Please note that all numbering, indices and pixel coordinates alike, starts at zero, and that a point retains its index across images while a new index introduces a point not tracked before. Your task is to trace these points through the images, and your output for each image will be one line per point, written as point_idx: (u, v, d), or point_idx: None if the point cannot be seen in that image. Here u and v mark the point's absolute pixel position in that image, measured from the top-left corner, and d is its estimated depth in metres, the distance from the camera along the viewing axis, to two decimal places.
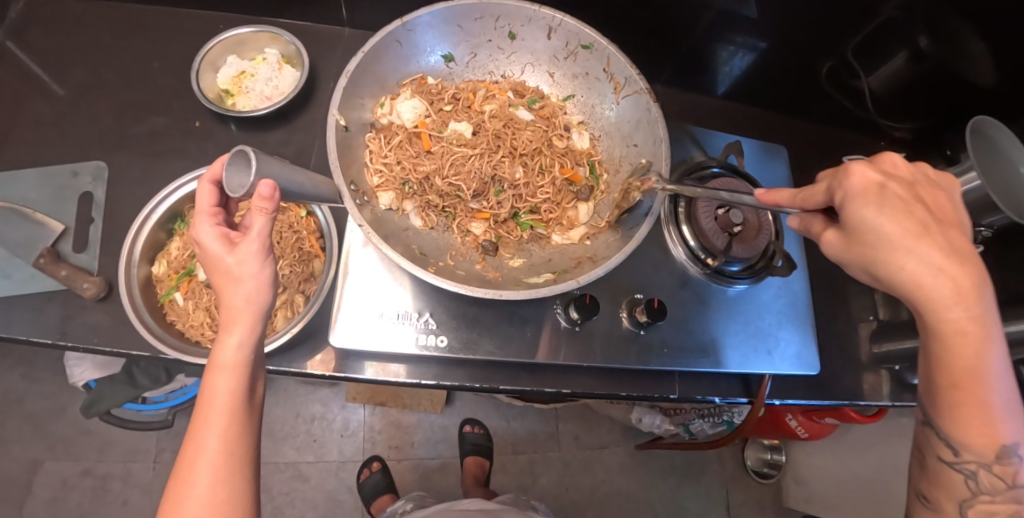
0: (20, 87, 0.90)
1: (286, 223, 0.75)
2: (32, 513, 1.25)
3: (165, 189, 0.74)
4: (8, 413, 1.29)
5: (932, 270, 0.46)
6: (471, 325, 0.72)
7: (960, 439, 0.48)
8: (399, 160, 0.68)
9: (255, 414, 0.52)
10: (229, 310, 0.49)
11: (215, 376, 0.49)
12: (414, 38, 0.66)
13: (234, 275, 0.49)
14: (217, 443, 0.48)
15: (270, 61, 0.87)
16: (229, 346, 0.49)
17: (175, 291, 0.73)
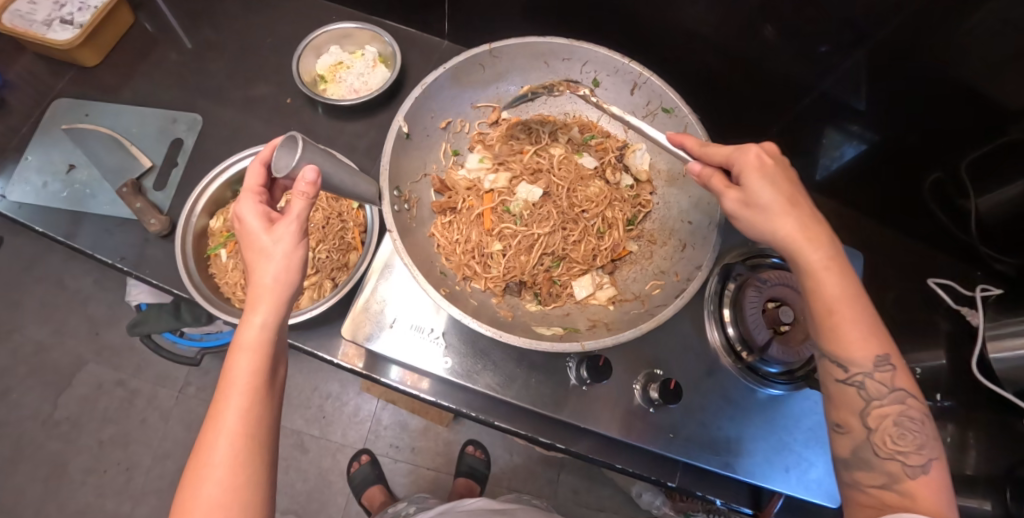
0: (154, 35, 1.00)
1: (337, 211, 0.78)
2: (66, 405, 1.37)
3: (239, 154, 0.79)
4: (72, 310, 1.42)
5: (773, 213, 0.53)
6: (479, 355, 0.71)
7: (846, 354, 0.53)
8: (465, 237, 0.63)
9: (276, 398, 0.54)
10: (256, 287, 0.51)
11: (238, 355, 0.51)
12: (499, 64, 0.67)
13: (266, 253, 0.51)
14: (237, 419, 0.50)
15: (367, 58, 0.92)
16: (254, 325, 0.51)
17: (221, 247, 0.78)
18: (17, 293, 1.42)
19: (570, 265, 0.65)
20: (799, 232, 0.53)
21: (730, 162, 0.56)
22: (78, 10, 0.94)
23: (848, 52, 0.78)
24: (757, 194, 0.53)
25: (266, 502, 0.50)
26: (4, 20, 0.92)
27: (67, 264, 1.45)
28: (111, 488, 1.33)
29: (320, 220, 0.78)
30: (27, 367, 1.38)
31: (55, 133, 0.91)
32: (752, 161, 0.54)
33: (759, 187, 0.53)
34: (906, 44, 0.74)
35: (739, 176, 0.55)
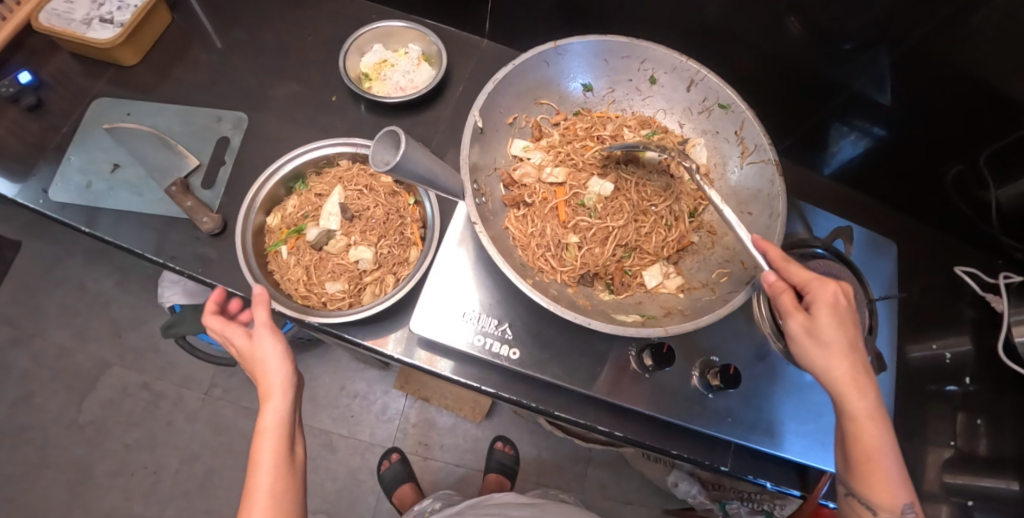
0: (190, 34, 1.00)
1: (394, 208, 0.81)
2: (90, 408, 1.36)
3: (295, 151, 0.80)
4: (95, 313, 1.42)
5: (834, 355, 0.56)
6: (544, 346, 0.73)
7: (877, 501, 0.57)
8: (540, 231, 0.65)
9: (296, 469, 0.62)
10: (266, 385, 0.62)
11: (261, 440, 0.60)
12: (561, 62, 0.69)
13: (261, 357, 0.62)
14: (268, 483, 0.58)
15: (411, 56, 0.92)
16: (270, 412, 0.61)
17: (282, 244, 0.78)
18: (38, 296, 1.42)
19: (640, 256, 0.67)
20: (854, 375, 0.56)
21: (807, 288, 0.57)
22: (118, 8, 0.93)
23: (876, 49, 0.80)
24: (825, 331, 0.55)
25: None
26: (43, 20, 0.92)
27: (88, 267, 1.45)
28: (138, 491, 1.32)
29: (378, 217, 0.81)
30: (50, 371, 1.38)
31: (97, 133, 0.91)
32: (822, 300, 0.56)
33: (827, 322, 0.55)
34: (938, 45, 0.76)
35: (810, 303, 0.57)
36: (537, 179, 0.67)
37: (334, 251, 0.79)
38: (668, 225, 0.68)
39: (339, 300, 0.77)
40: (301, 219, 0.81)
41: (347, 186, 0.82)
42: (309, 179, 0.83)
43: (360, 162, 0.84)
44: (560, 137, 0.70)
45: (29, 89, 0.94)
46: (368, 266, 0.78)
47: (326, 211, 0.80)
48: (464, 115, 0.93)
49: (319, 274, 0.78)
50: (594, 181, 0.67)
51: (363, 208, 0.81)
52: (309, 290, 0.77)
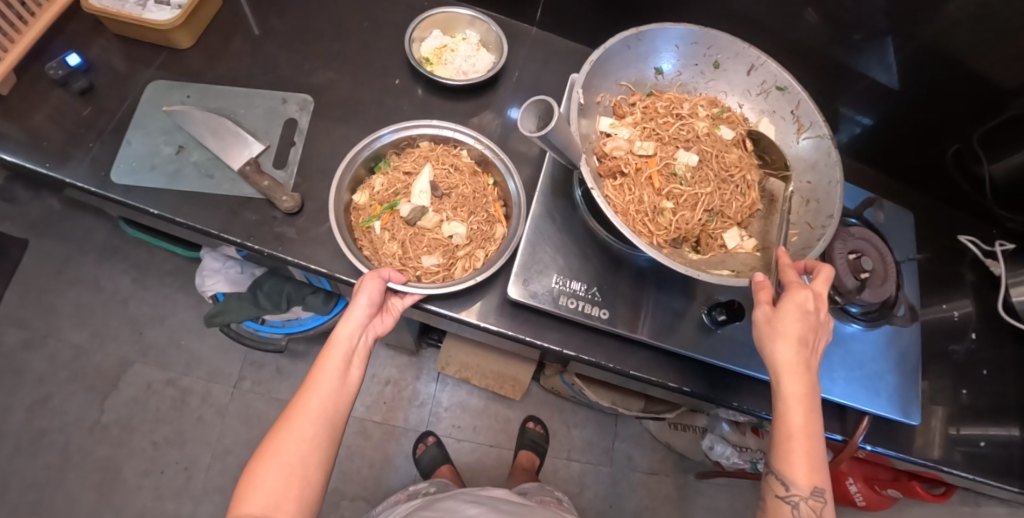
0: (239, 17, 0.99)
1: (476, 188, 0.87)
2: (114, 407, 1.36)
3: (377, 134, 0.83)
4: (113, 311, 1.41)
5: (785, 341, 0.60)
6: (628, 306, 0.78)
7: (790, 477, 0.59)
8: (637, 198, 0.70)
9: (348, 389, 0.67)
10: (354, 306, 0.69)
11: (332, 345, 0.67)
12: (641, 47, 0.75)
13: (357, 291, 0.69)
14: (326, 385, 0.64)
15: (471, 42, 0.96)
16: (346, 327, 0.68)
17: (376, 220, 0.82)
18: (53, 295, 1.41)
19: (723, 220, 0.73)
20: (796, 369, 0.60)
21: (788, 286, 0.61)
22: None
23: (881, 38, 0.90)
24: (782, 320, 0.60)
25: (322, 462, 0.63)
26: (93, 2, 0.91)
27: (102, 265, 1.44)
28: (169, 488, 1.31)
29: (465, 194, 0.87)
30: (68, 372, 1.37)
31: (155, 116, 0.90)
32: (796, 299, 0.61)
33: (789, 316, 0.59)
34: (940, 38, 0.87)
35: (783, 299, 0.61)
36: (628, 151, 0.72)
37: (428, 226, 0.83)
38: (743, 192, 0.74)
39: (434, 274, 0.82)
40: (392, 196, 0.85)
41: (434, 165, 0.87)
42: (391, 159, 0.87)
43: (442, 144, 0.89)
44: (642, 114, 0.76)
45: (80, 73, 0.92)
46: (461, 240, 0.83)
47: (416, 188, 0.84)
48: (522, 97, 0.97)
49: (415, 249, 0.82)
50: (681, 152, 0.73)
51: (451, 186, 0.87)
52: (405, 264, 0.81)
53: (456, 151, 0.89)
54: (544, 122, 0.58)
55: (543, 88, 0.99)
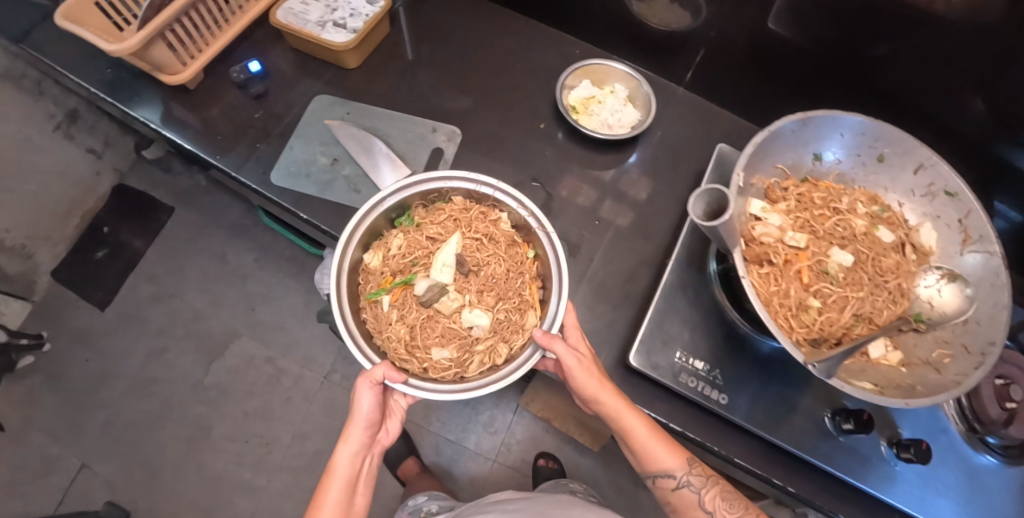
0: (402, 42, 1.05)
1: (514, 263, 0.83)
2: (217, 371, 1.51)
3: (400, 186, 0.79)
4: (233, 284, 1.58)
5: (583, 375, 0.73)
6: (748, 394, 0.76)
7: (665, 467, 0.75)
8: (783, 291, 0.68)
9: (352, 511, 0.78)
10: (348, 435, 0.78)
11: (333, 474, 0.77)
12: (805, 133, 0.73)
13: (355, 405, 0.76)
14: (328, 512, 0.75)
15: (619, 96, 0.96)
16: (344, 453, 0.78)
17: (386, 293, 0.79)
18: (185, 261, 1.60)
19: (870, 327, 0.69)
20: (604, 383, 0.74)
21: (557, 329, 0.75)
22: (350, 15, 0.99)
23: None
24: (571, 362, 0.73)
25: None
26: (280, 17, 0.99)
27: (229, 240, 1.62)
28: (250, 457, 1.44)
29: (495, 273, 0.83)
30: (184, 331, 1.54)
31: (317, 127, 0.98)
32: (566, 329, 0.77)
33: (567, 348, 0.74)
34: None
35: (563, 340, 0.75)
36: (778, 240, 0.70)
37: (445, 311, 0.79)
38: (894, 299, 0.70)
39: (445, 367, 0.78)
40: (410, 265, 0.82)
41: (464, 232, 0.83)
42: (415, 214, 0.84)
43: (478, 206, 0.84)
44: (796, 202, 0.73)
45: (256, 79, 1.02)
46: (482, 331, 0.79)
47: (438, 263, 0.80)
48: (664, 153, 0.95)
49: (424, 337, 0.79)
50: (837, 250, 0.70)
51: (479, 262, 0.82)
52: (412, 353, 0.78)
53: (493, 217, 0.84)
54: (713, 210, 0.58)
55: (689, 153, 0.96)
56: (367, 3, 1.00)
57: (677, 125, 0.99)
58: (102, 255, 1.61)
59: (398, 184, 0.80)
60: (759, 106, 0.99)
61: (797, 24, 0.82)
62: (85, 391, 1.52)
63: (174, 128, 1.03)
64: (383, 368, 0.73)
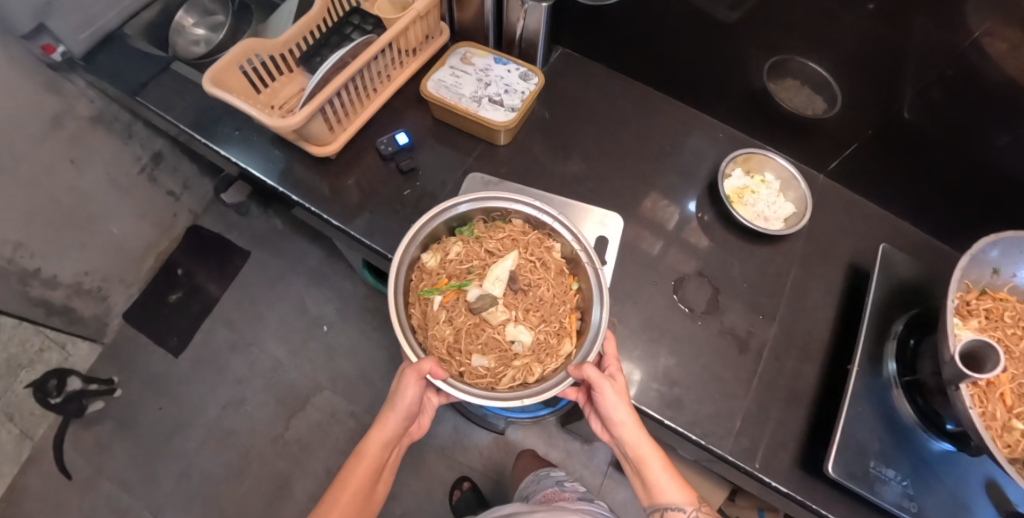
0: (544, 120, 1.06)
1: (559, 292, 0.86)
2: (298, 425, 1.47)
3: (461, 197, 0.83)
4: (313, 335, 1.55)
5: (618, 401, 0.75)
6: (932, 500, 0.79)
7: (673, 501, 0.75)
8: (993, 413, 0.71)
9: (369, 502, 0.80)
10: (380, 425, 0.80)
11: (358, 459, 0.80)
12: (996, 254, 0.77)
13: (398, 398, 0.78)
14: (348, 496, 0.78)
15: (771, 186, 0.97)
16: (374, 441, 0.80)
17: (440, 294, 0.83)
18: (264, 308, 1.57)
19: None
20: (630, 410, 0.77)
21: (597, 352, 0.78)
22: (506, 91, 0.95)
23: None
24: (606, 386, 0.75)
25: None
26: (431, 89, 0.95)
27: (310, 288, 1.60)
28: None
29: (542, 296, 0.85)
30: (264, 382, 1.51)
31: None
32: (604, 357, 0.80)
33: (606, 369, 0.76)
34: None
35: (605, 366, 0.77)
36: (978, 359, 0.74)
37: (492, 322, 0.82)
38: None
39: (480, 376, 0.80)
40: (464, 272, 0.85)
41: (521, 252, 0.87)
42: (475, 226, 0.89)
43: (537, 230, 0.87)
44: (987, 320, 0.77)
45: (406, 153, 0.98)
46: (521, 349, 0.81)
47: (491, 275, 0.83)
48: (814, 246, 0.97)
49: (468, 343, 0.81)
50: None
51: (530, 284, 0.85)
52: (453, 356, 0.81)
53: (547, 244, 0.87)
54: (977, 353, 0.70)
55: (838, 244, 0.99)
56: (521, 80, 0.96)
57: (822, 216, 1.01)
58: (176, 298, 1.59)
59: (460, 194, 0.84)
60: (906, 194, 1.00)
61: (922, 110, 0.85)
62: (157, 441, 1.47)
63: (307, 196, 0.98)
64: (428, 365, 0.74)
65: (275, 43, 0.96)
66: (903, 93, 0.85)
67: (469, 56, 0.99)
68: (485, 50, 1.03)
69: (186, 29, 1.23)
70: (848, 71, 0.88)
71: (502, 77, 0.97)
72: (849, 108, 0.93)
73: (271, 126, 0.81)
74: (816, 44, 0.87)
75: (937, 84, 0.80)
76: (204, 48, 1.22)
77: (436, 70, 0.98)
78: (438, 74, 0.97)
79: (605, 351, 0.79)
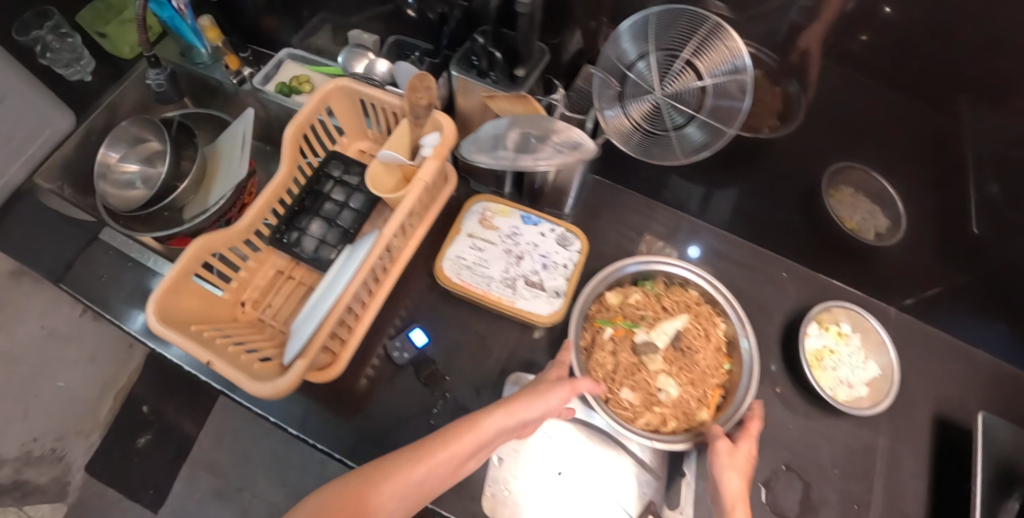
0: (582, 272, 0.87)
1: (709, 363, 0.75)
2: None
3: (637, 256, 0.77)
4: (314, 470, 1.37)
5: (737, 472, 0.63)
6: None
7: None
8: None
9: (450, 484, 0.53)
10: (520, 400, 0.59)
11: (477, 425, 0.54)
12: None
13: (542, 394, 0.61)
14: (439, 461, 0.50)
15: (852, 342, 0.84)
16: (498, 419, 0.56)
17: (611, 327, 0.75)
18: (253, 441, 1.38)
19: None
20: (739, 454, 0.65)
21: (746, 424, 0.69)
22: (543, 266, 0.77)
23: None
24: (737, 455, 0.65)
25: None
26: (449, 271, 0.77)
27: None
28: None
29: (700, 366, 0.75)
30: None
31: None
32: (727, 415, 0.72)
33: (746, 439, 0.67)
34: None
35: (739, 438, 0.67)
36: None
37: (648, 367, 0.73)
38: None
39: (620, 407, 0.72)
40: (638, 316, 0.77)
41: (691, 318, 0.77)
42: (658, 284, 0.79)
43: (710, 304, 0.79)
44: None
45: (425, 356, 0.77)
46: (664, 398, 0.72)
47: (662, 326, 0.75)
48: (904, 404, 0.85)
49: (623, 376, 0.73)
50: None
51: (693, 350, 0.75)
52: (604, 381, 0.72)
53: (714, 321, 0.78)
54: None
55: (921, 392, 0.85)
56: (558, 246, 0.79)
57: (909, 362, 0.88)
58: (145, 443, 1.32)
59: (641, 254, 0.78)
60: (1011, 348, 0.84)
61: (994, 225, 0.66)
62: None
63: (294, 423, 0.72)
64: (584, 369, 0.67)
65: (235, 231, 0.75)
66: (967, 194, 0.65)
67: (491, 217, 0.80)
68: (507, 200, 0.84)
69: (120, 167, 0.98)
70: (904, 173, 0.68)
71: (535, 244, 0.79)
72: (915, 227, 0.74)
73: (251, 391, 0.61)
74: (861, 141, 0.66)
75: (993, 175, 0.61)
76: (150, 190, 0.97)
77: (452, 241, 0.79)
78: (454, 246, 0.78)
79: (746, 427, 0.68)
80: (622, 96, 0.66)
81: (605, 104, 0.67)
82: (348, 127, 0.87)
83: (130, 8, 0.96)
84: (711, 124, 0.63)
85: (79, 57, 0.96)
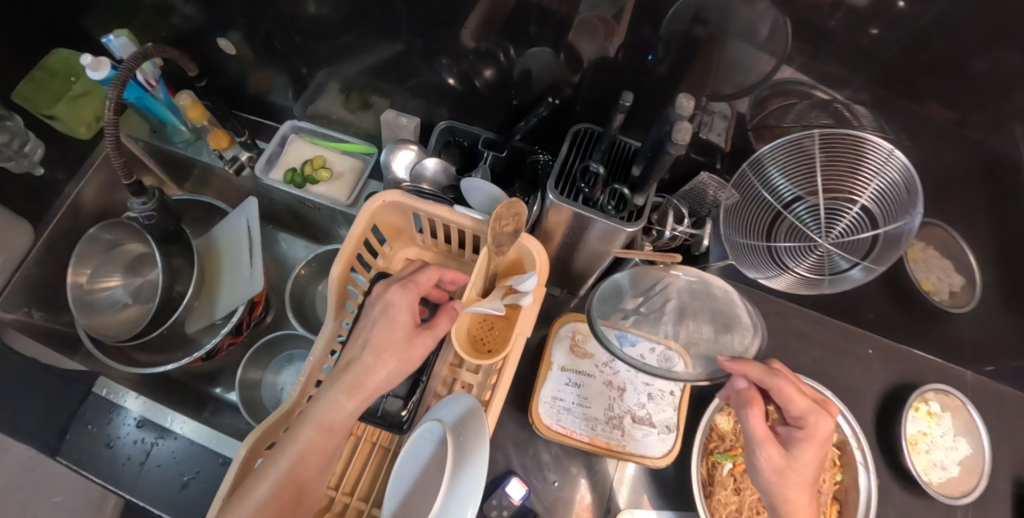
0: None
1: (826, 482, 0.72)
2: None
3: None
4: None
5: (801, 491, 0.54)
6: None
7: None
8: None
9: (329, 467, 0.53)
10: (354, 367, 0.54)
11: (307, 425, 0.51)
12: None
13: (386, 351, 0.54)
14: (281, 471, 0.49)
15: (944, 422, 0.82)
16: (338, 407, 0.52)
17: (732, 461, 0.69)
18: None
19: None
20: (796, 468, 0.54)
21: (793, 410, 0.56)
22: (649, 397, 0.69)
23: None
24: (798, 468, 0.54)
25: None
26: (546, 416, 0.67)
27: None
28: None
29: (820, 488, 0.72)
30: None
31: None
32: (752, 385, 0.57)
33: (804, 443, 0.55)
34: None
35: (797, 439, 0.55)
36: None
37: None
38: None
39: None
40: None
41: None
42: None
43: None
44: None
45: (527, 507, 0.67)
46: None
47: None
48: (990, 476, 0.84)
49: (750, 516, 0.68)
50: None
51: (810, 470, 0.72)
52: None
53: None
54: None
55: (1001, 456, 0.85)
56: None
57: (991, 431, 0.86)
58: None
59: None
60: None
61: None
62: None
63: None
64: (433, 278, 0.61)
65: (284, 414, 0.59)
66: None
67: (583, 342, 0.71)
68: None
69: (98, 283, 0.82)
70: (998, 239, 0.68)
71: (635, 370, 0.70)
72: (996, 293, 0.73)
73: None
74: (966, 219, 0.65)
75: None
76: (150, 303, 0.85)
77: (544, 378, 0.70)
78: (548, 384, 0.69)
79: (803, 421, 0.55)
80: (771, 233, 0.65)
81: (750, 242, 0.65)
82: (393, 234, 0.71)
83: (81, 77, 0.84)
84: (879, 265, 0.60)
85: (24, 141, 0.78)
